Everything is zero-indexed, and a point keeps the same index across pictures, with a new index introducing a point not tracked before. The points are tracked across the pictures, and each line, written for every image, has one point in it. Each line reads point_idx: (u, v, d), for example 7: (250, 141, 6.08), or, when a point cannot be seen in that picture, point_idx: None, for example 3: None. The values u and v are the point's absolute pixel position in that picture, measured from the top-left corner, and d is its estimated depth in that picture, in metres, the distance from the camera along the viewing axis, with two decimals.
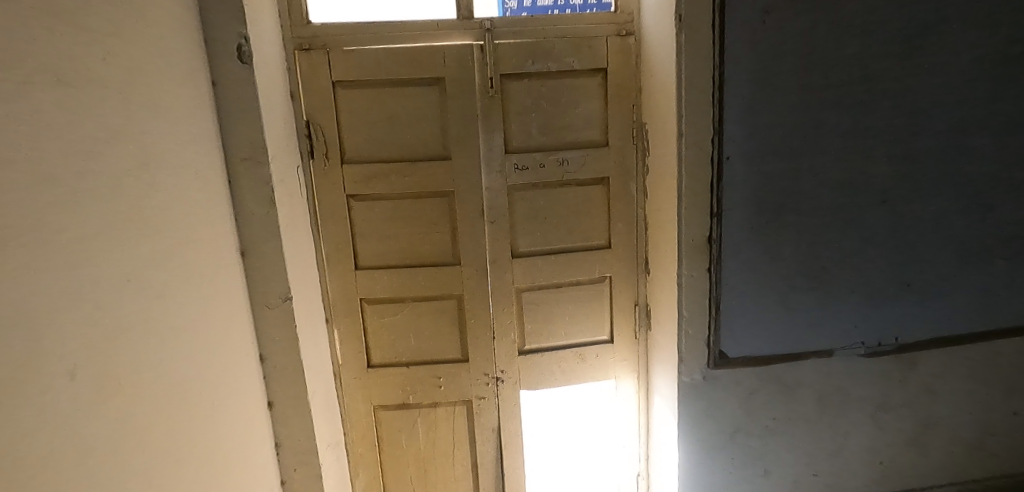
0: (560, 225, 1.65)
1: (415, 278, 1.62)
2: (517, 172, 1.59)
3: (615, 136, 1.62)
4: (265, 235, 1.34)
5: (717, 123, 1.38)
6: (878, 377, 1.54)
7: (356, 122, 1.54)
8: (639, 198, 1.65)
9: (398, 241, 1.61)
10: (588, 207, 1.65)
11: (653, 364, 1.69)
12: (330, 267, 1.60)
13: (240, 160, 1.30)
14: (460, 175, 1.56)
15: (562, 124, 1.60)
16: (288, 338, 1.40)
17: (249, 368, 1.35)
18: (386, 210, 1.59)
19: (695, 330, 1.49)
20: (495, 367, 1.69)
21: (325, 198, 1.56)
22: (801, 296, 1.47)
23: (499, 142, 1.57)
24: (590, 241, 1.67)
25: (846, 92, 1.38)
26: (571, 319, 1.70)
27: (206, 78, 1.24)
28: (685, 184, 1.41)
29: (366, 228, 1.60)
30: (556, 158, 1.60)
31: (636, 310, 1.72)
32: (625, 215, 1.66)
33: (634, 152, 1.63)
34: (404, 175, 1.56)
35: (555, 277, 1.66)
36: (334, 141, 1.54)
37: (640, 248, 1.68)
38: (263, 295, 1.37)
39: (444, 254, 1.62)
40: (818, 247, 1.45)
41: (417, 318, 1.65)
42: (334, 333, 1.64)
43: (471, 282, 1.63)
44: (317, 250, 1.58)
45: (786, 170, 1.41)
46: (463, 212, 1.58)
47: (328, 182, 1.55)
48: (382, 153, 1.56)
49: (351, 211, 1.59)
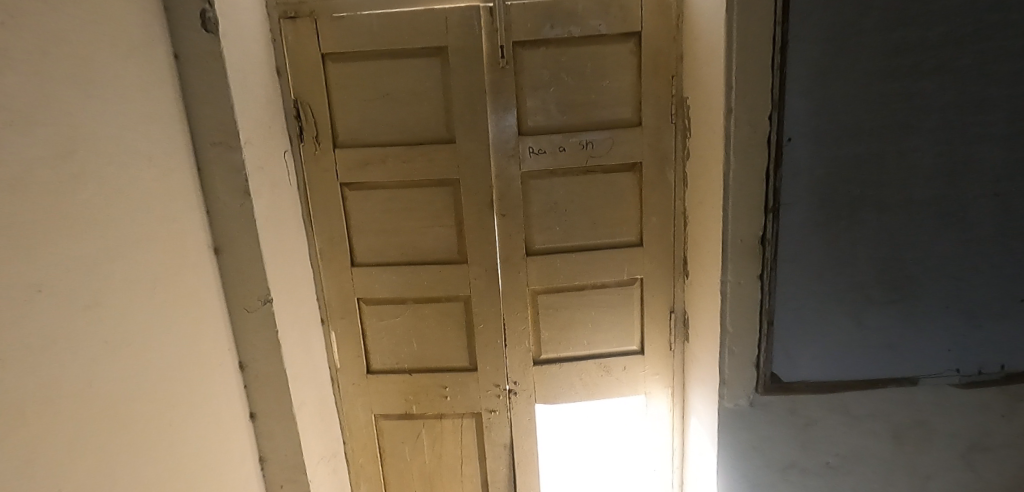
0: (583, 219, 1.42)
1: (417, 278, 1.44)
2: (533, 157, 1.37)
3: (649, 114, 1.36)
4: (239, 230, 1.17)
5: (777, 96, 1.10)
6: (973, 412, 1.25)
7: (350, 100, 1.36)
8: (678, 188, 1.40)
9: (399, 235, 1.43)
10: (617, 199, 1.42)
11: (690, 382, 1.46)
12: (324, 262, 1.44)
13: (208, 144, 1.13)
14: (466, 161, 1.36)
15: (586, 101, 1.36)
16: (269, 345, 1.24)
17: (224, 379, 1.20)
18: (384, 201, 1.41)
19: (741, 349, 1.24)
20: (507, 378, 1.50)
21: (317, 186, 1.40)
22: (878, 311, 1.20)
23: (511, 122, 1.35)
24: (618, 237, 1.44)
25: (949, 55, 1.08)
26: (595, 327, 1.49)
27: (165, 50, 1.07)
28: (732, 173, 1.15)
29: (363, 221, 1.43)
30: (578, 141, 1.37)
31: (670, 319, 1.48)
32: (660, 209, 1.41)
33: (672, 133, 1.37)
34: (402, 160, 1.37)
35: (576, 278, 1.44)
36: (325, 122, 1.36)
37: (677, 247, 1.43)
38: (241, 297, 1.21)
39: (449, 250, 1.43)
40: (903, 251, 1.16)
41: (420, 321, 1.48)
42: (330, 335, 1.48)
43: (480, 283, 1.43)
44: (309, 244, 1.42)
45: (863, 155, 1.13)
46: (470, 203, 1.38)
47: (320, 168, 1.39)
48: (379, 136, 1.38)
49: (347, 201, 1.42)
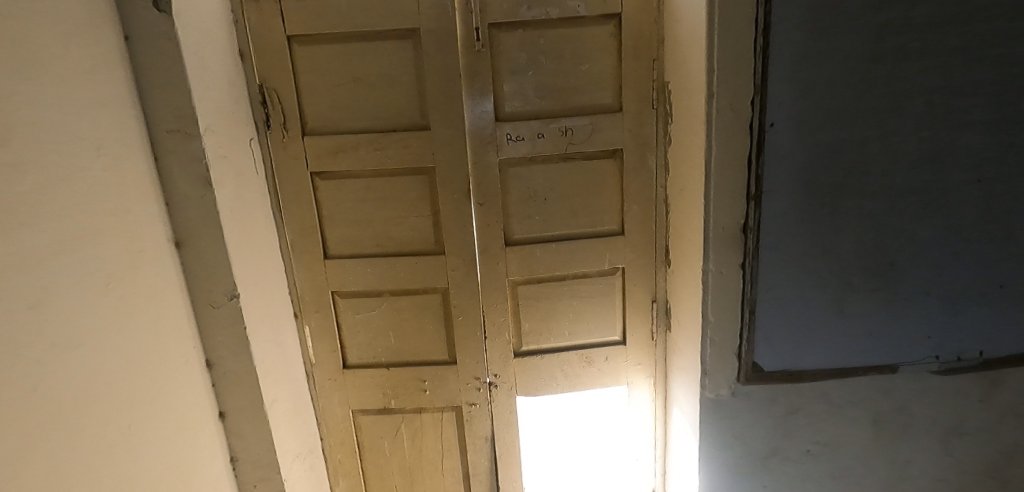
0: (563, 208, 1.38)
1: (393, 270, 1.39)
2: (511, 143, 1.33)
3: (630, 99, 1.32)
4: (202, 223, 1.12)
5: (760, 80, 1.07)
6: (952, 397, 1.25)
7: (318, 86, 1.30)
8: (659, 176, 1.37)
9: (373, 226, 1.38)
10: (597, 187, 1.38)
11: (673, 371, 1.44)
12: (296, 255, 1.39)
13: (165, 132, 1.07)
14: (442, 148, 1.31)
15: (565, 85, 1.31)
16: (237, 342, 1.19)
17: (190, 378, 1.15)
18: (357, 190, 1.36)
19: (722, 339, 1.22)
20: (487, 370, 1.47)
21: (286, 176, 1.34)
22: (860, 299, 1.18)
23: (488, 108, 1.31)
24: (598, 226, 1.40)
25: (933, 37, 1.06)
26: (576, 317, 1.46)
27: (115, 31, 1.00)
28: (714, 160, 1.12)
29: (335, 211, 1.38)
30: (557, 127, 1.33)
31: (652, 309, 1.46)
32: (642, 197, 1.38)
33: (654, 119, 1.34)
34: (375, 148, 1.32)
35: (556, 268, 1.41)
36: (293, 108, 1.30)
37: (659, 236, 1.40)
38: (205, 293, 1.16)
39: (426, 241, 1.38)
40: (886, 238, 1.15)
41: (397, 314, 1.43)
42: (304, 330, 1.44)
43: (458, 274, 1.39)
44: (279, 236, 1.37)
45: (846, 141, 1.10)
46: (446, 192, 1.34)
47: (289, 157, 1.33)
48: (350, 122, 1.32)
49: (318, 191, 1.37)
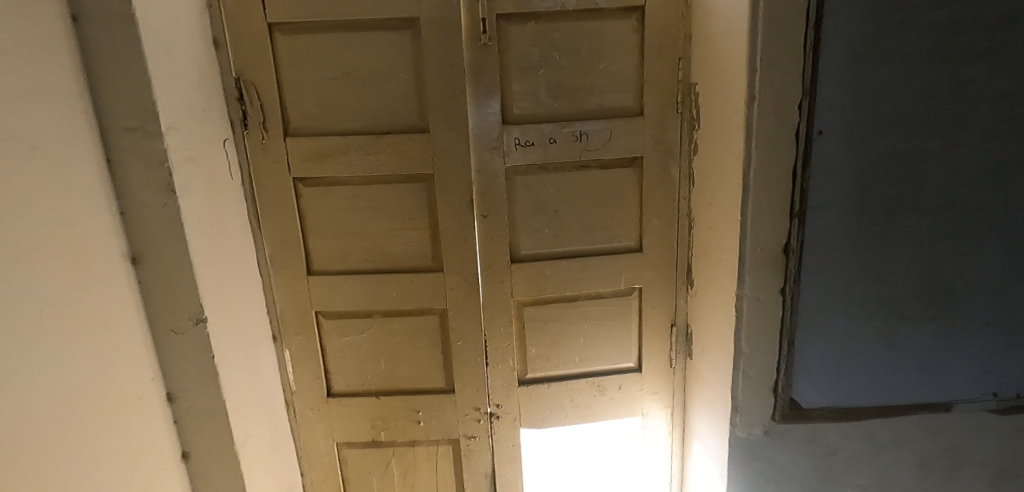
0: (575, 222, 1.25)
1: (385, 289, 1.24)
2: (519, 149, 1.19)
3: (652, 101, 1.19)
4: (164, 236, 0.96)
5: (809, 82, 0.94)
6: (1009, 439, 1.12)
7: (303, 81, 1.15)
8: (683, 187, 1.23)
9: (364, 239, 1.23)
10: (614, 198, 1.24)
11: (694, 403, 1.30)
12: (276, 270, 1.24)
13: (121, 129, 0.91)
14: (442, 153, 1.16)
15: (581, 85, 1.18)
16: (205, 372, 1.04)
17: (147, 415, 0.99)
18: (345, 199, 1.21)
19: (757, 373, 1.08)
20: (488, 400, 1.32)
21: (265, 182, 1.19)
22: (910, 328, 1.05)
23: (494, 109, 1.17)
24: (614, 242, 1.27)
25: (1005, 36, 0.93)
26: (587, 343, 1.32)
27: (60, 9, 0.85)
28: (753, 171, 0.98)
29: (320, 222, 1.23)
30: (571, 131, 1.19)
31: (671, 333, 1.32)
32: (662, 211, 1.25)
33: (678, 124, 1.20)
34: (366, 152, 1.17)
35: (567, 288, 1.27)
36: (274, 105, 1.16)
37: (680, 254, 1.27)
38: (167, 316, 1.00)
39: (422, 257, 1.24)
40: (941, 261, 1.02)
41: (389, 337, 1.29)
42: (284, 353, 1.29)
43: (457, 293, 1.24)
44: (257, 249, 1.22)
45: (904, 151, 0.97)
46: (446, 203, 1.19)
47: (269, 161, 1.18)
48: (339, 123, 1.17)
49: (302, 199, 1.22)
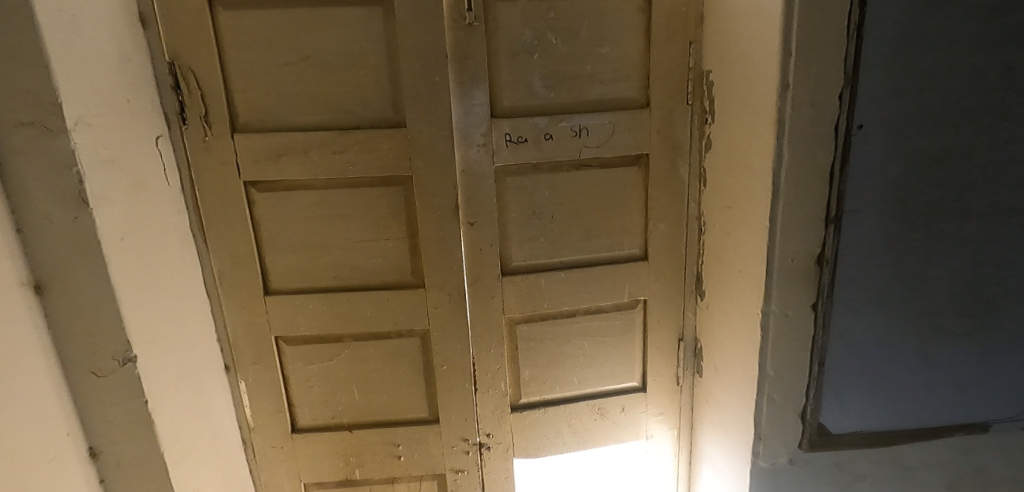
0: (574, 228, 1.10)
1: (357, 309, 1.08)
2: (509, 147, 1.03)
3: (660, 91, 1.05)
4: (76, 258, 0.78)
5: (851, 68, 0.80)
6: None
7: (253, 66, 0.97)
8: (692, 188, 1.10)
9: (330, 252, 1.06)
10: (616, 202, 1.10)
11: (705, 424, 1.18)
12: (226, 289, 1.06)
13: (12, 125, 0.72)
14: (421, 152, 1.00)
15: (580, 73, 1.03)
16: (136, 420, 0.86)
17: (64, 478, 0.80)
18: (307, 207, 1.04)
19: (784, 398, 0.96)
20: (478, 430, 1.17)
21: (210, 187, 1.01)
22: (948, 345, 0.95)
23: (480, 101, 1.01)
24: (617, 249, 1.13)
25: None
26: (587, 362, 1.18)
27: None
28: (784, 172, 0.84)
29: (278, 233, 1.05)
30: (569, 126, 1.04)
31: (679, 348, 1.19)
32: (670, 214, 1.11)
33: (688, 117, 1.06)
34: (331, 151, 1.00)
35: (565, 302, 1.13)
36: (217, 95, 0.97)
37: (689, 262, 1.14)
38: (84, 356, 0.82)
39: (399, 272, 1.07)
40: (985, 270, 0.91)
41: (362, 363, 1.12)
42: (239, 384, 1.11)
43: (440, 312, 1.09)
44: (203, 266, 1.04)
45: (950, 147, 0.85)
46: (426, 209, 1.03)
47: (213, 162, 1.00)
48: (297, 116, 0.99)
49: (255, 207, 1.04)
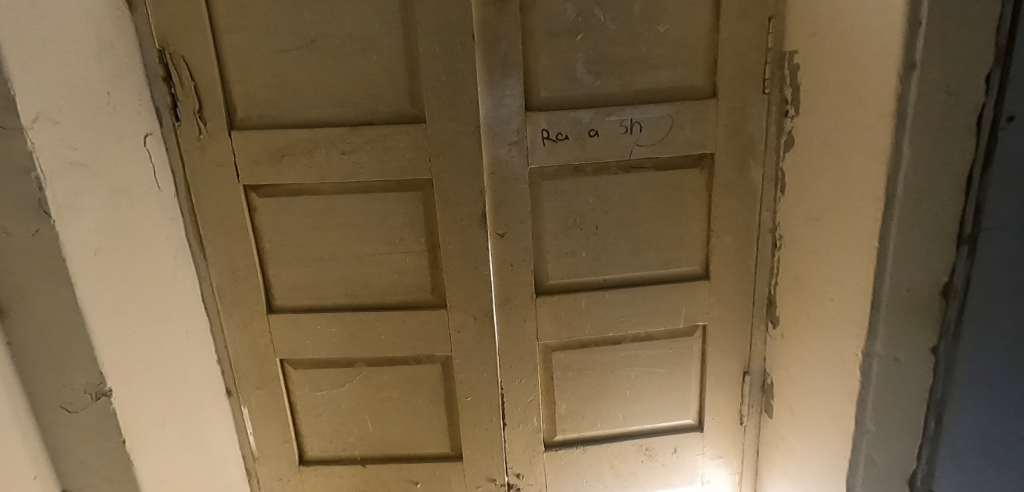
0: (621, 241, 0.93)
1: (370, 331, 0.95)
2: (546, 145, 0.87)
3: (730, 78, 0.86)
4: (38, 278, 0.66)
5: (1004, 40, 0.60)
6: None
7: (251, 54, 0.84)
8: (766, 195, 0.91)
9: (339, 265, 0.93)
10: (673, 210, 0.93)
11: (775, 474, 1.00)
12: (226, 306, 0.95)
13: None
14: (441, 152, 0.85)
15: (633, 57, 0.86)
16: (115, 462, 0.74)
17: None
18: (313, 215, 0.91)
19: (886, 461, 0.76)
20: (506, 469, 1.02)
21: (206, 192, 0.89)
22: None
23: (513, 91, 0.85)
24: (672, 267, 0.96)
25: None
26: (634, 396, 1.01)
27: None
28: (902, 178, 0.64)
29: (281, 245, 0.93)
30: (618, 121, 0.87)
31: (743, 383, 1.01)
32: (737, 226, 0.93)
33: (763, 109, 0.88)
34: (339, 151, 0.86)
35: (609, 328, 0.96)
36: (212, 87, 0.85)
37: (759, 283, 0.96)
38: (50, 388, 0.70)
39: (417, 290, 0.93)
40: None
41: (376, 391, 0.99)
42: (242, 410, 1.00)
43: (464, 337, 0.94)
44: (201, 279, 0.93)
45: None
46: (447, 219, 0.88)
47: (209, 163, 0.88)
48: (301, 110, 0.86)
49: (256, 214, 0.91)
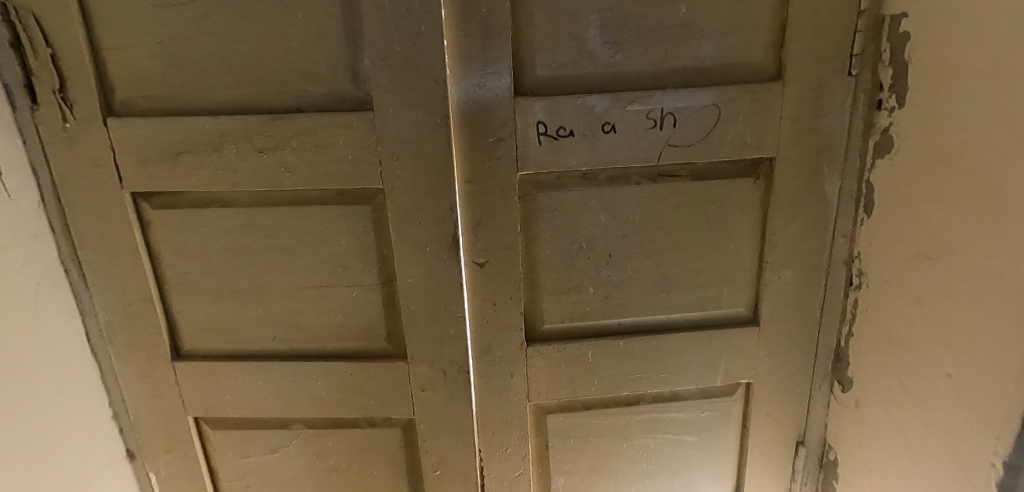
0: (643, 274, 0.70)
1: (307, 386, 0.72)
2: (544, 144, 0.63)
3: (804, 53, 0.62)
4: None
5: None
6: None
7: (131, 10, 0.60)
8: (843, 216, 0.67)
9: (264, 301, 0.70)
10: (714, 234, 0.69)
11: None
12: (120, 351, 0.72)
13: None
14: (398, 152, 0.61)
15: (668, 21, 0.61)
16: None
17: None
18: (226, 234, 0.67)
19: None
20: None
21: (81, 200, 0.65)
22: None
23: (498, 67, 0.60)
24: (711, 308, 0.72)
25: None
26: (653, 469, 0.78)
27: None
28: None
29: (187, 273, 0.69)
30: (644, 111, 0.63)
31: (797, 455, 0.77)
32: (801, 257, 0.69)
33: (847, 98, 0.63)
34: (256, 148, 0.62)
35: (624, 386, 0.73)
36: (79, 58, 0.60)
37: (825, 332, 0.72)
38: None
39: (369, 335, 0.70)
40: None
41: (318, 459, 0.76)
42: (148, 479, 0.78)
43: (431, 396, 0.71)
44: (84, 315, 0.70)
45: None
46: (406, 244, 0.65)
47: (82, 162, 0.64)
48: (204, 92, 0.62)
49: (151, 232, 0.68)
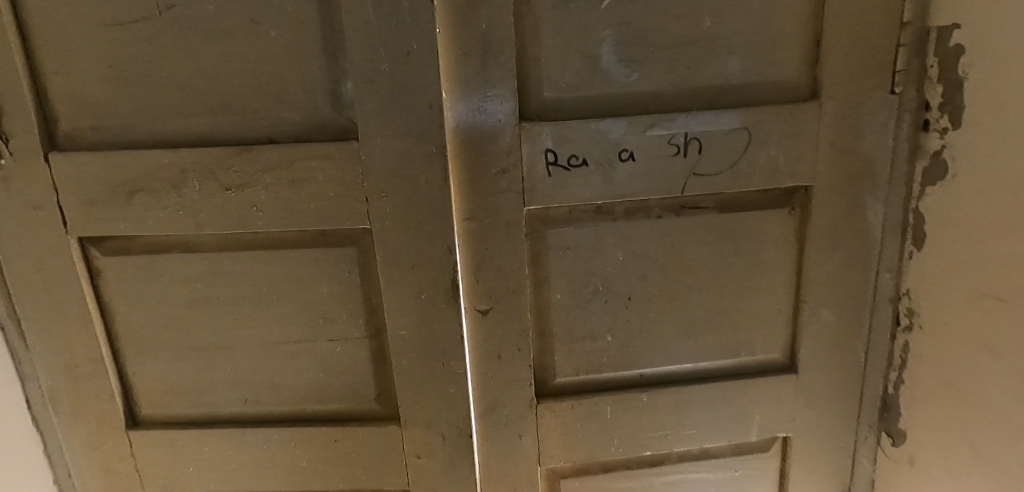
0: (667, 319, 0.62)
1: (285, 455, 0.62)
2: (554, 174, 0.55)
3: (843, 70, 0.55)
4: None
5: None
6: None
7: (77, 30, 0.52)
8: (888, 249, 0.60)
9: (234, 358, 0.60)
10: (745, 272, 0.61)
11: None
12: (66, 420, 0.62)
13: None
14: (388, 188, 0.53)
15: (692, 37, 0.54)
16: None
17: None
18: (190, 283, 0.58)
19: None
20: None
21: (18, 248, 0.56)
22: None
23: (501, 89, 0.53)
24: (743, 354, 0.64)
25: None
26: None
27: None
28: None
29: (145, 328, 0.60)
30: (666, 136, 0.55)
31: None
32: (843, 296, 0.61)
33: (890, 119, 0.57)
34: (223, 185, 0.54)
35: (647, 445, 0.64)
36: (15, 84, 0.52)
37: (871, 378, 0.64)
38: None
39: (356, 394, 0.61)
40: None
41: None
42: None
43: (429, 464, 0.62)
44: (24, 380, 0.60)
45: None
46: (398, 291, 0.56)
47: (19, 204, 0.55)
48: (163, 122, 0.54)
49: (102, 282, 0.59)
